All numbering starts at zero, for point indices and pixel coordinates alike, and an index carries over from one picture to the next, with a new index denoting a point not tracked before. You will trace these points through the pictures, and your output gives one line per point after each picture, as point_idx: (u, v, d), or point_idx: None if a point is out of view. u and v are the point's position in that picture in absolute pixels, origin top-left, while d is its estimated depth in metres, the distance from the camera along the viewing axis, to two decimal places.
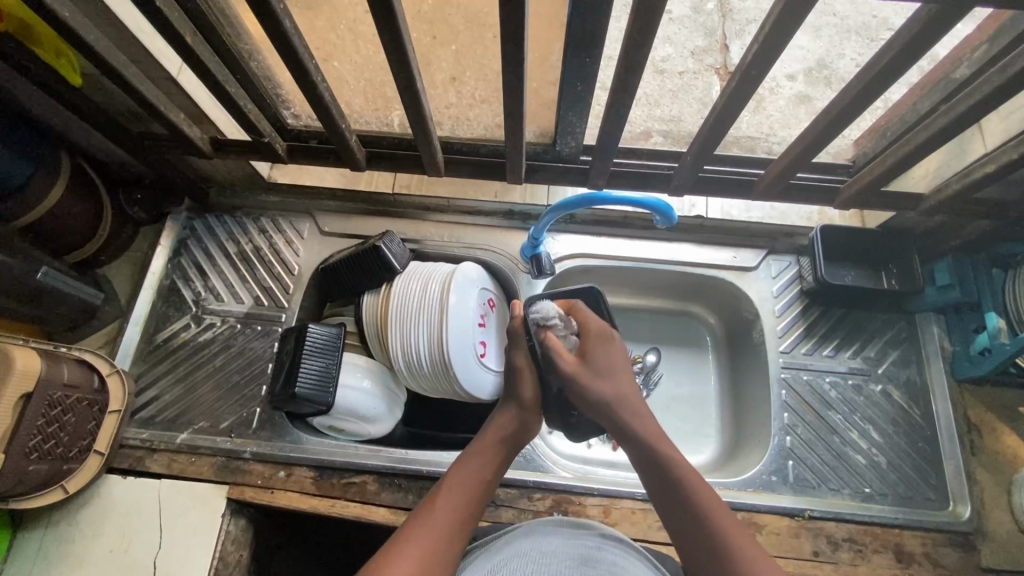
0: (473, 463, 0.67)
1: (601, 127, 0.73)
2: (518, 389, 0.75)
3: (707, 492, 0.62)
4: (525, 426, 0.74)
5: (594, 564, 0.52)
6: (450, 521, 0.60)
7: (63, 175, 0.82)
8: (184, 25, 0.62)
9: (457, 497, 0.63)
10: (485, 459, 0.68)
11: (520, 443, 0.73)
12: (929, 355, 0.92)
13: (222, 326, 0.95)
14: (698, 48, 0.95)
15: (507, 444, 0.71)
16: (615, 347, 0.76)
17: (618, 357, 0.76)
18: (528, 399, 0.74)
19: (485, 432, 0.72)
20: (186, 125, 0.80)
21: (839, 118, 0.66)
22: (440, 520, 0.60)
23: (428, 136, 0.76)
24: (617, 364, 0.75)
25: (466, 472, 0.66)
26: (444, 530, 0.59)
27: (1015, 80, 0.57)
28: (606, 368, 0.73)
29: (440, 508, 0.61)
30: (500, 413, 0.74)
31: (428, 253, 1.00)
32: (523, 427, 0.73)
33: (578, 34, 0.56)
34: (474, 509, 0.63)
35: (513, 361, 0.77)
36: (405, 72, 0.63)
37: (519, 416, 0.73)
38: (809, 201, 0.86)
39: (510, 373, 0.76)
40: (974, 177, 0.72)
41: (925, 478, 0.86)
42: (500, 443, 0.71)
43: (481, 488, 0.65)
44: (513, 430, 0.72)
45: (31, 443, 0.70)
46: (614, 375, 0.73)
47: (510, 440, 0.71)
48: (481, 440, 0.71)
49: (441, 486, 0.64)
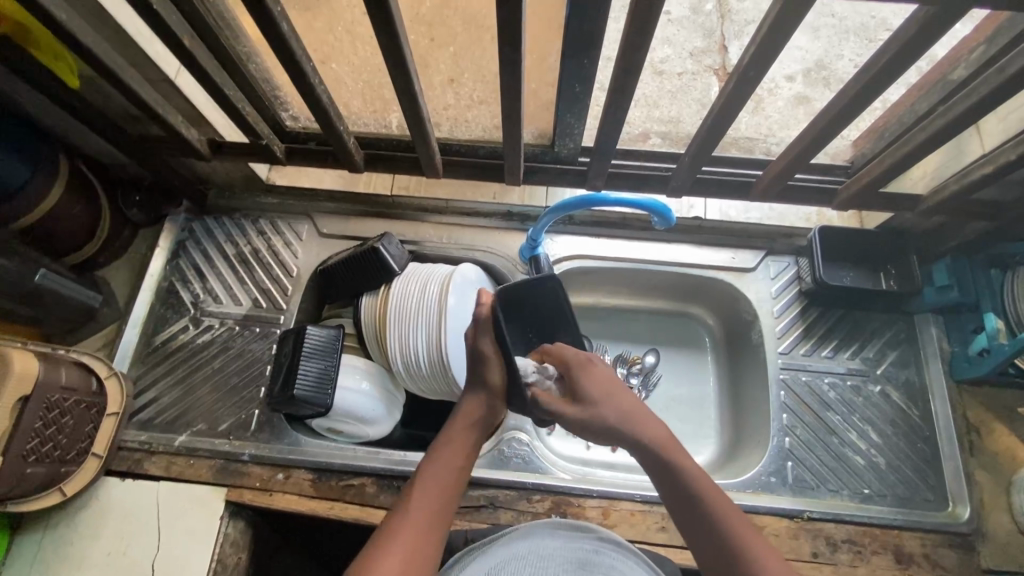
0: (443, 455, 0.64)
1: (600, 128, 0.73)
2: (487, 375, 0.68)
3: (712, 488, 0.60)
4: (494, 415, 0.69)
5: (592, 567, 0.53)
6: (425, 523, 0.58)
7: (61, 178, 0.82)
8: (182, 27, 0.62)
9: (431, 496, 0.60)
10: (455, 449, 0.64)
11: (494, 422, 0.69)
12: (928, 356, 0.92)
13: (220, 327, 0.95)
14: (697, 49, 0.95)
15: (479, 426, 0.67)
16: (600, 365, 0.72)
17: (605, 377, 0.70)
18: (496, 384, 0.68)
19: (456, 417, 0.67)
20: (184, 127, 0.80)
21: (837, 118, 0.66)
22: (415, 525, 0.57)
23: (427, 137, 0.76)
24: (609, 384, 0.69)
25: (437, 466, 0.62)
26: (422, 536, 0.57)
27: (1013, 80, 0.57)
28: (596, 388, 0.68)
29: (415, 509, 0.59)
30: (471, 399, 0.69)
31: (427, 254, 1.00)
32: (488, 411, 0.68)
33: (576, 35, 0.56)
34: (450, 504, 0.61)
35: (483, 349, 0.68)
36: (403, 74, 0.63)
37: (489, 403, 0.68)
38: (808, 202, 0.86)
39: (479, 361, 0.68)
40: (973, 177, 0.72)
41: (925, 479, 0.86)
42: (471, 427, 0.67)
43: (454, 478, 0.63)
44: (478, 415, 0.68)
45: (29, 445, 0.69)
46: (605, 397, 0.68)
47: (482, 421, 0.68)
48: (451, 426, 0.67)
49: (413, 485, 0.61)
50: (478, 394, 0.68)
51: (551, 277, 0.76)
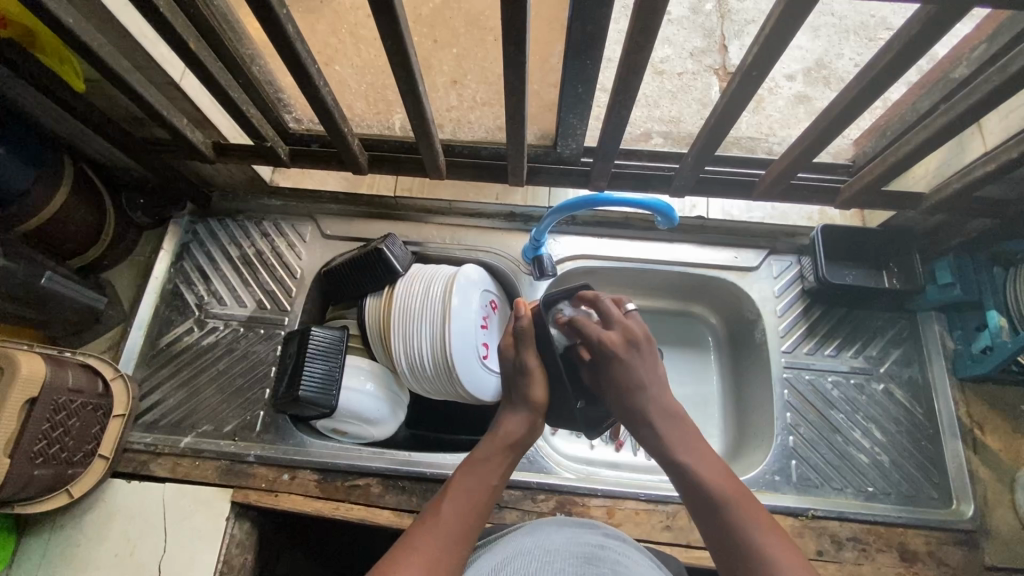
0: (479, 466, 0.67)
1: (602, 128, 0.73)
2: (530, 392, 0.74)
3: (735, 486, 0.61)
4: (532, 430, 0.74)
5: (597, 562, 0.51)
6: (458, 522, 0.60)
7: (66, 181, 0.82)
8: (188, 31, 0.63)
9: (464, 500, 0.63)
10: (490, 462, 0.68)
11: (528, 446, 0.73)
12: (931, 354, 0.92)
13: (225, 329, 0.95)
14: (698, 49, 0.95)
15: (516, 446, 0.71)
16: (643, 353, 0.74)
17: (645, 364, 0.73)
18: (540, 401, 0.75)
19: (495, 435, 0.72)
20: (189, 130, 0.80)
21: (839, 118, 0.66)
22: (447, 522, 0.59)
23: (430, 138, 0.76)
24: (643, 374, 0.72)
25: (473, 475, 0.66)
26: (452, 533, 0.58)
27: (1014, 79, 0.57)
28: (621, 381, 0.72)
29: (448, 510, 0.61)
30: (513, 418, 0.74)
31: (431, 255, 1.00)
32: (527, 433, 0.73)
33: (579, 37, 0.57)
34: (481, 513, 0.63)
35: (527, 365, 0.75)
36: (407, 76, 0.63)
37: (528, 421, 0.73)
38: (810, 201, 0.86)
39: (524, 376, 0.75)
40: (975, 175, 0.72)
41: (929, 477, 0.86)
42: (508, 447, 0.71)
43: (488, 491, 0.66)
44: (518, 436, 0.72)
45: (36, 447, 0.70)
46: (640, 384, 0.72)
47: (518, 440, 0.72)
48: (488, 443, 0.71)
49: (449, 489, 0.65)
50: (519, 409, 0.74)
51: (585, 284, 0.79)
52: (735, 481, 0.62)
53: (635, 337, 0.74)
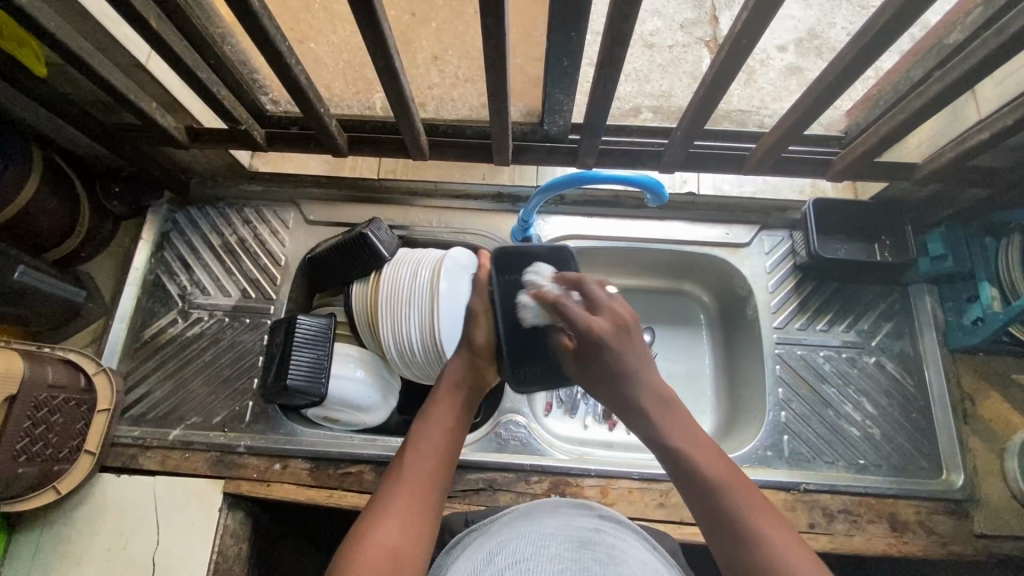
0: (436, 412, 0.65)
1: (589, 103, 0.71)
2: (472, 334, 0.73)
3: (702, 448, 0.56)
4: (479, 375, 0.71)
5: (593, 545, 0.50)
6: (419, 487, 0.57)
7: (36, 172, 0.79)
8: (149, 8, 0.59)
9: (428, 445, 0.61)
10: (449, 406, 0.66)
11: (479, 392, 0.71)
12: (923, 328, 0.92)
13: (210, 320, 0.94)
14: (688, 20, 0.89)
15: (467, 386, 0.70)
16: (637, 336, 0.63)
17: (625, 354, 0.62)
18: (480, 343, 0.72)
19: (443, 377, 0.70)
20: (159, 114, 0.77)
21: (833, 86, 0.64)
22: (407, 488, 0.57)
23: (410, 117, 0.74)
24: (624, 361, 0.62)
25: (430, 426, 0.63)
26: (418, 507, 0.55)
27: (1013, 42, 0.55)
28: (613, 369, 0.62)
29: (415, 457, 0.59)
30: (454, 359, 0.73)
31: (417, 239, 0.98)
32: (470, 375, 0.70)
33: (562, 7, 0.54)
34: (445, 465, 0.61)
35: (472, 308, 0.74)
36: (382, 51, 0.60)
37: (471, 363, 0.71)
38: (804, 173, 0.84)
39: (470, 321, 0.74)
40: (970, 144, 0.71)
41: (919, 448, 0.87)
42: (457, 388, 0.69)
43: (448, 434, 0.63)
44: (462, 381, 0.70)
45: (19, 445, 0.68)
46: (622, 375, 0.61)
47: (468, 386, 0.70)
48: (439, 390, 0.68)
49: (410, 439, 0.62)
50: (461, 355, 0.72)
51: (565, 248, 0.75)
52: (696, 438, 0.57)
53: (608, 332, 0.62)
